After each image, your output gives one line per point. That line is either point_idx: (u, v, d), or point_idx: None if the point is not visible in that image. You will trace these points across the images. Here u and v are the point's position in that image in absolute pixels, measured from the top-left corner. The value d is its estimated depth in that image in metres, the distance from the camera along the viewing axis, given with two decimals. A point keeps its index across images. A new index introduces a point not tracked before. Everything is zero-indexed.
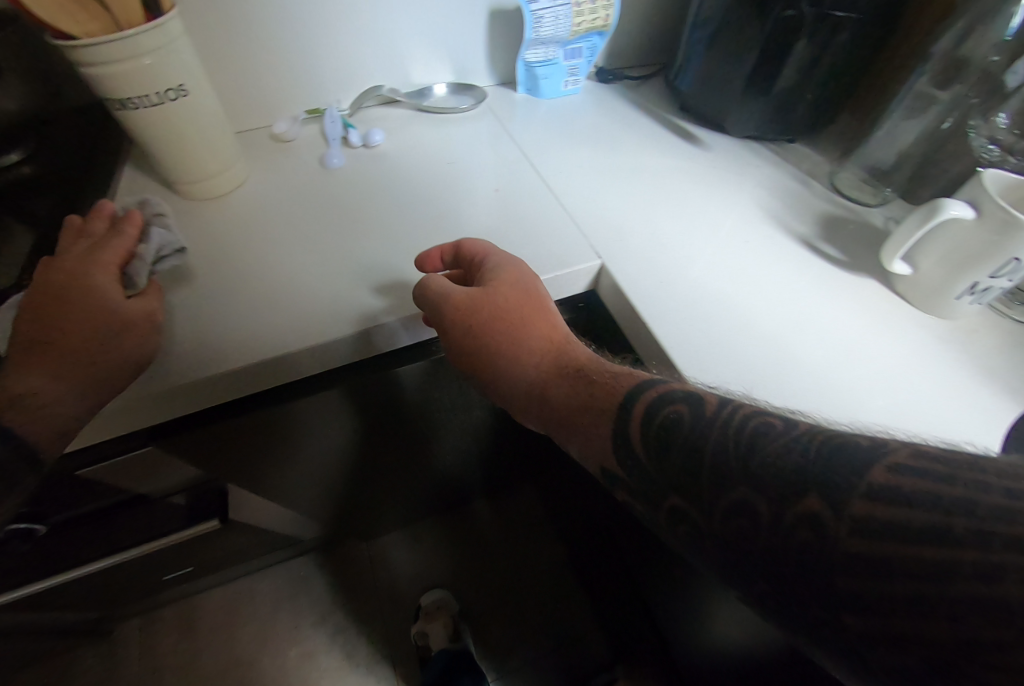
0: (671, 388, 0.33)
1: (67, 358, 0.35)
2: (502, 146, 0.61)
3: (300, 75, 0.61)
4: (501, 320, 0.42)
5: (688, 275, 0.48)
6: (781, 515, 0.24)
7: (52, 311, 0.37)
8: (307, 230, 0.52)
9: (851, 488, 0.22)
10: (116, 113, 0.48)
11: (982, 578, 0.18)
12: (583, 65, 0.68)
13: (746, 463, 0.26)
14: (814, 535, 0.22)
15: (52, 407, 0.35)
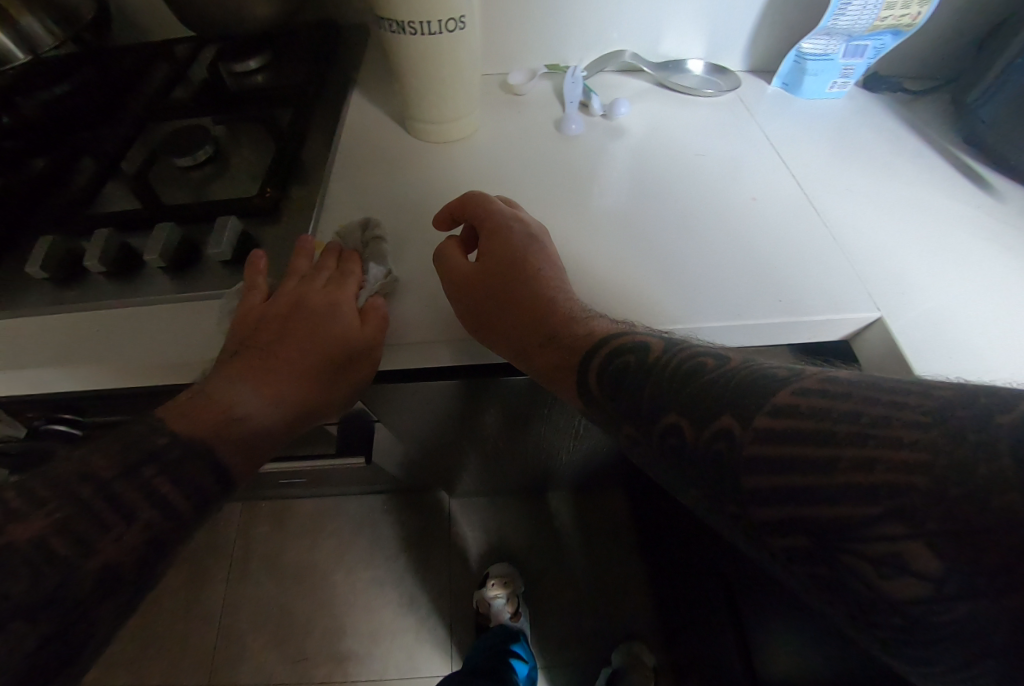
0: (627, 337, 0.34)
1: (280, 384, 0.37)
2: (757, 150, 0.53)
3: (551, 27, 0.57)
4: (492, 282, 0.39)
5: (876, 260, 0.44)
6: (703, 430, 0.27)
7: (280, 336, 0.38)
8: (542, 203, 0.48)
9: (756, 407, 0.26)
10: (385, 34, 0.45)
11: (865, 469, 0.22)
12: (860, 67, 0.58)
13: (688, 391, 0.29)
14: (728, 445, 0.26)
15: (249, 422, 0.37)
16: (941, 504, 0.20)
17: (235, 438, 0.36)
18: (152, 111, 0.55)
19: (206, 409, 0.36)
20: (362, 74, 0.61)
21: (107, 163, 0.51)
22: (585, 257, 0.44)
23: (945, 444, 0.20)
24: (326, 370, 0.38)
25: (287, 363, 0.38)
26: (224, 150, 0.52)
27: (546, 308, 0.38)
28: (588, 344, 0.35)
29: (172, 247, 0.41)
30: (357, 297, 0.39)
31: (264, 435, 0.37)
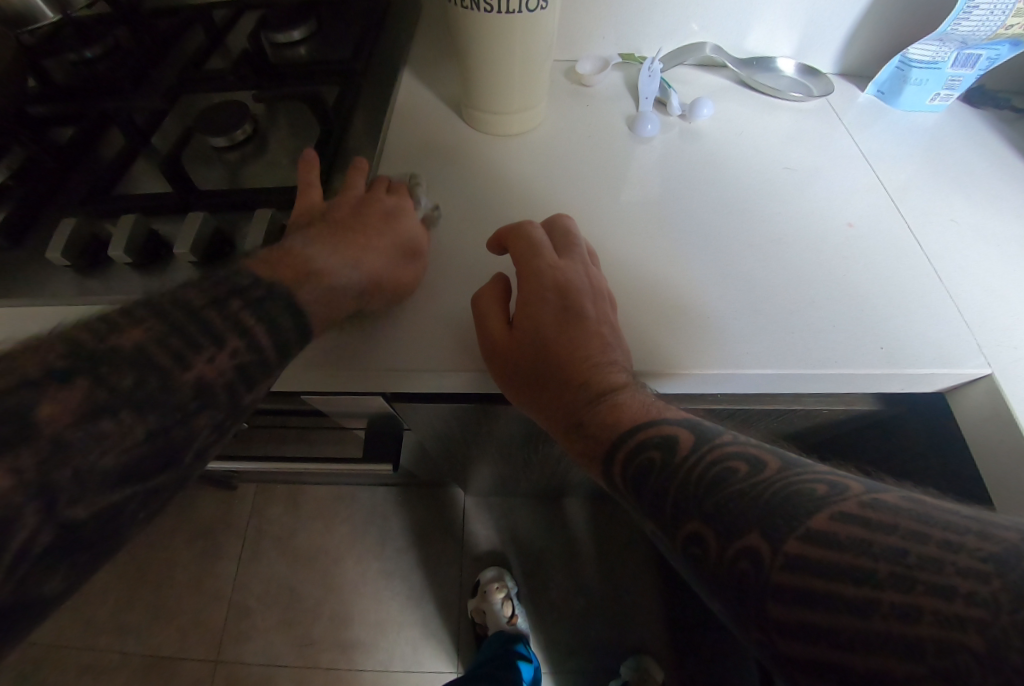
0: (656, 427, 0.28)
1: (359, 255, 0.36)
2: (851, 167, 0.47)
3: (628, 12, 0.52)
4: (524, 349, 0.33)
5: (988, 320, 0.38)
6: (723, 543, 0.22)
7: (350, 230, 0.37)
8: (611, 211, 0.43)
9: (787, 528, 0.21)
10: (450, 10, 0.40)
11: (909, 619, 0.18)
12: (969, 78, 0.51)
13: (710, 500, 0.24)
14: (752, 569, 0.21)
15: (327, 280, 0.34)
16: (999, 676, 0.16)
17: (317, 289, 0.33)
18: (186, 81, 0.51)
19: (285, 266, 0.33)
20: (414, 51, 0.56)
21: (137, 138, 0.47)
22: (621, 303, 0.38)
23: (1006, 603, 0.17)
24: (402, 259, 0.37)
25: (359, 249, 0.36)
26: (261, 130, 0.48)
27: (572, 379, 0.32)
28: (612, 432, 0.29)
29: (201, 238, 0.37)
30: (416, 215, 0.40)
31: (340, 294, 0.34)
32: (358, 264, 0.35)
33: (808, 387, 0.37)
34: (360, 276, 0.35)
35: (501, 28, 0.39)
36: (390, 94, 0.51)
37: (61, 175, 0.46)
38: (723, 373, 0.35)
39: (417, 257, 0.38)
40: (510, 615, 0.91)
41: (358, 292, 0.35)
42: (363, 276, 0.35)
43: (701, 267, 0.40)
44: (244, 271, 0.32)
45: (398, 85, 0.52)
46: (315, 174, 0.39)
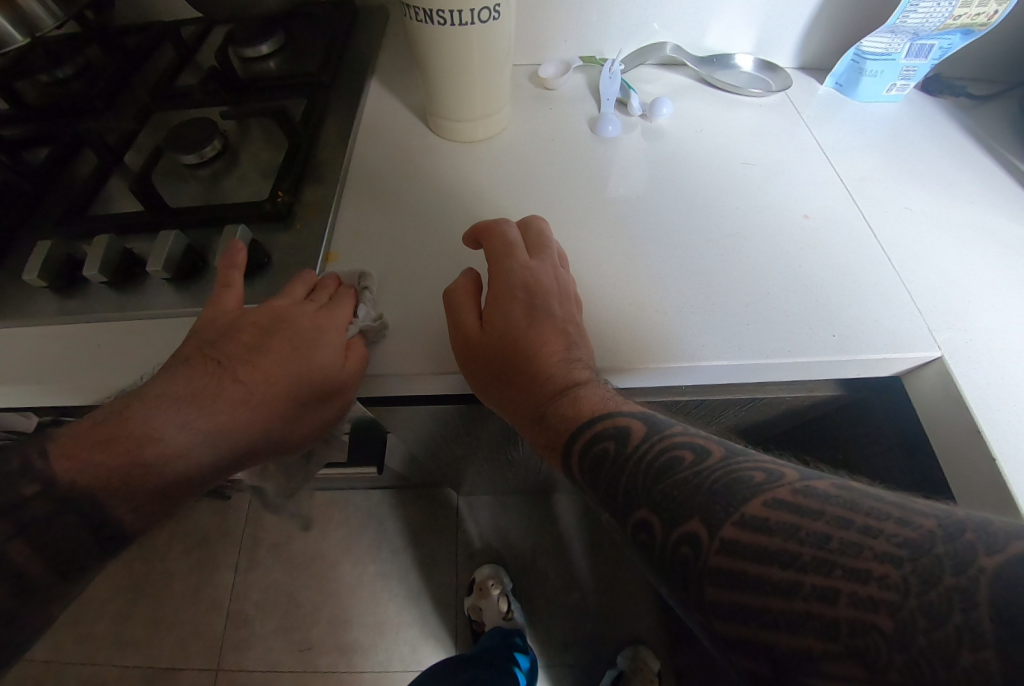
0: (612, 419, 0.29)
1: (216, 417, 0.32)
2: (811, 161, 0.49)
3: (588, 16, 0.53)
4: (493, 346, 0.33)
5: (940, 306, 0.39)
6: (667, 529, 0.24)
7: (235, 367, 0.33)
8: (575, 212, 0.44)
9: (724, 513, 0.22)
10: (408, 21, 0.41)
11: (827, 599, 0.19)
12: (923, 68, 0.52)
13: (657, 488, 0.25)
14: (692, 553, 0.22)
15: (164, 466, 0.31)
16: (905, 654, 0.17)
17: (150, 487, 0.31)
18: (156, 98, 0.52)
19: (124, 438, 0.30)
20: (381, 59, 0.57)
21: (109, 157, 0.48)
22: (586, 301, 0.39)
23: (915, 585, 0.18)
24: (296, 399, 0.34)
25: (243, 391, 0.32)
26: (232, 145, 0.48)
27: (537, 374, 0.33)
28: (572, 424, 0.30)
29: (176, 254, 0.38)
30: (344, 324, 0.35)
31: (190, 480, 0.32)
32: (215, 412, 0.32)
33: (766, 375, 0.38)
34: (218, 427, 0.32)
35: (457, 38, 0.40)
36: (358, 104, 0.51)
37: (35, 197, 0.47)
38: (684, 366, 0.36)
39: (303, 414, 0.35)
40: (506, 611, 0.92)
41: (211, 469, 0.32)
42: (220, 452, 0.32)
43: (663, 261, 0.41)
44: (55, 466, 0.29)
45: (366, 95, 0.53)
46: (239, 267, 0.36)
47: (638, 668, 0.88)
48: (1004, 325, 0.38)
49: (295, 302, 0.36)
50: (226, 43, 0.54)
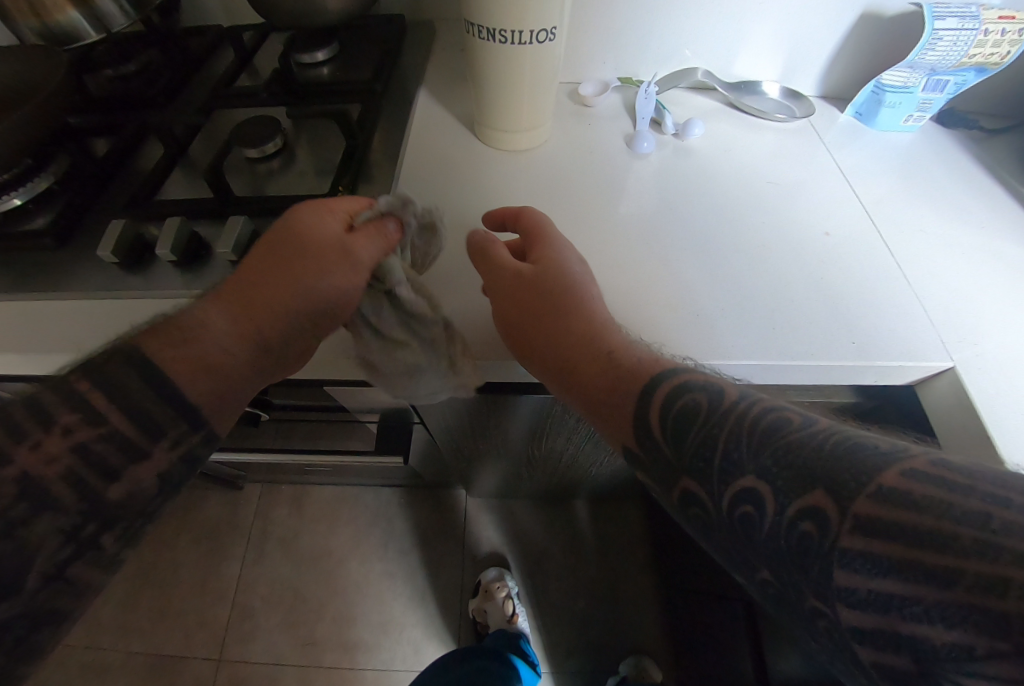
0: (699, 381, 0.32)
1: (240, 298, 0.34)
2: (831, 182, 0.52)
3: (626, 41, 0.58)
4: (547, 300, 0.37)
5: (951, 317, 0.42)
6: (785, 502, 0.25)
7: (260, 253, 0.35)
8: (614, 220, 0.47)
9: (856, 486, 0.23)
10: (469, 37, 0.44)
11: (994, 592, 0.19)
12: (939, 101, 0.56)
13: (768, 452, 0.26)
14: (816, 528, 0.23)
15: (196, 336, 0.33)
16: None
17: (193, 361, 0.32)
18: (221, 97, 0.56)
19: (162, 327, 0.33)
20: (430, 70, 0.61)
21: (176, 149, 0.51)
22: (631, 296, 0.42)
23: None
24: (295, 272, 0.34)
25: (257, 272, 0.35)
26: (292, 144, 0.52)
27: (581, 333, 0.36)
28: (650, 389, 0.33)
29: (242, 240, 0.41)
30: (340, 216, 0.37)
31: (220, 355, 0.33)
32: (236, 293, 0.34)
33: (792, 378, 0.40)
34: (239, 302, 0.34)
35: (517, 55, 0.43)
36: (410, 112, 0.55)
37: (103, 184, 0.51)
38: (715, 365, 0.39)
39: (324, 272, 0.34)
40: (511, 615, 0.93)
41: (235, 341, 0.34)
42: (241, 322, 0.34)
43: (690, 268, 0.44)
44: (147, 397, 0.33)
45: (416, 103, 0.57)
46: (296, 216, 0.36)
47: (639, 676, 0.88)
48: (1011, 341, 0.41)
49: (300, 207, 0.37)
50: (286, 49, 0.58)
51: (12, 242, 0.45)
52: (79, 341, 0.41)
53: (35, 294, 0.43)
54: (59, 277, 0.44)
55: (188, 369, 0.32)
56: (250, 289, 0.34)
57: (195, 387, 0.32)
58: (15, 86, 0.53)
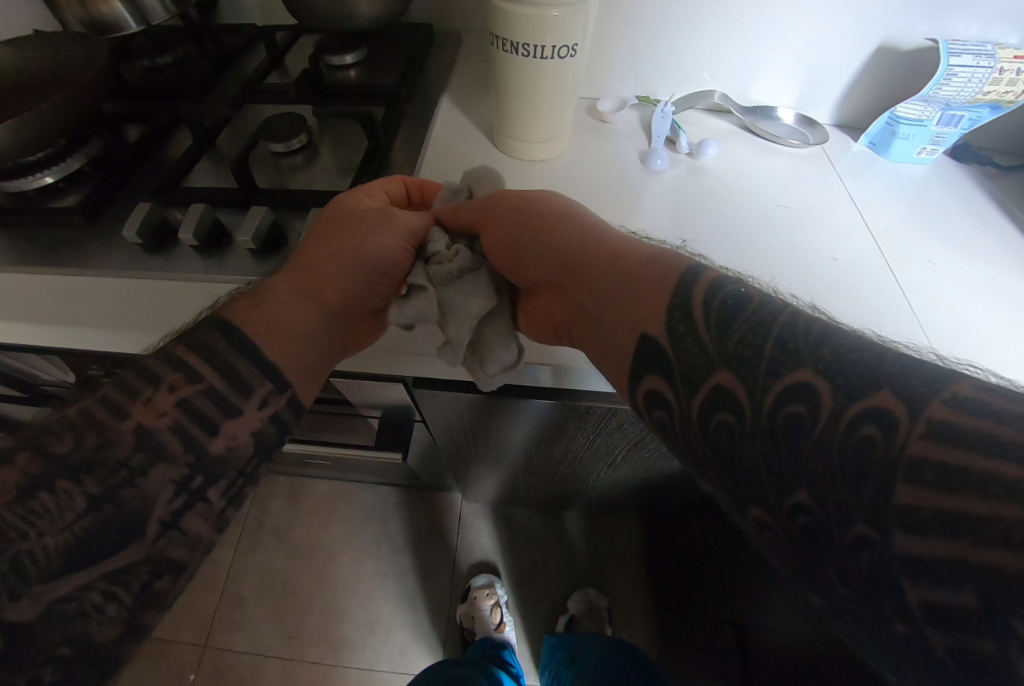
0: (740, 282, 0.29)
1: (309, 270, 0.39)
2: (841, 209, 0.52)
3: (647, 60, 0.60)
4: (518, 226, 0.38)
5: (947, 327, 0.44)
6: (844, 403, 0.22)
7: (332, 239, 0.39)
8: (626, 233, 0.48)
9: (931, 392, 0.21)
10: (495, 49, 0.46)
11: None
12: (953, 135, 0.57)
13: (823, 349, 0.24)
14: (880, 434, 0.21)
15: (276, 306, 0.37)
16: None
17: (269, 325, 0.36)
18: (251, 93, 0.57)
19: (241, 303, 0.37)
20: (454, 78, 0.62)
21: (205, 140, 0.53)
22: None
23: None
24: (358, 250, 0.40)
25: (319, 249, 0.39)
26: (316, 140, 0.53)
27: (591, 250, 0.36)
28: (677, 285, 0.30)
29: (264, 230, 0.42)
30: (410, 229, 0.41)
31: (295, 323, 0.37)
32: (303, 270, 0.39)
33: None
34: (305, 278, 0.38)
35: (540, 69, 0.44)
36: (432, 118, 0.57)
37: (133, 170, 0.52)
38: None
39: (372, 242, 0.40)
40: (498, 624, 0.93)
41: (304, 308, 0.38)
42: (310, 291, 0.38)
43: None
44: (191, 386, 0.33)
45: (439, 109, 0.58)
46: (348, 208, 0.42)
47: (588, 611, 0.96)
48: (1016, 373, 0.41)
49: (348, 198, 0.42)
50: (317, 50, 0.60)
51: (47, 219, 0.48)
52: (101, 319, 0.42)
53: (65, 268, 0.45)
54: (85, 257, 0.46)
55: (277, 343, 0.36)
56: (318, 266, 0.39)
57: (282, 355, 0.36)
58: (58, 71, 0.56)
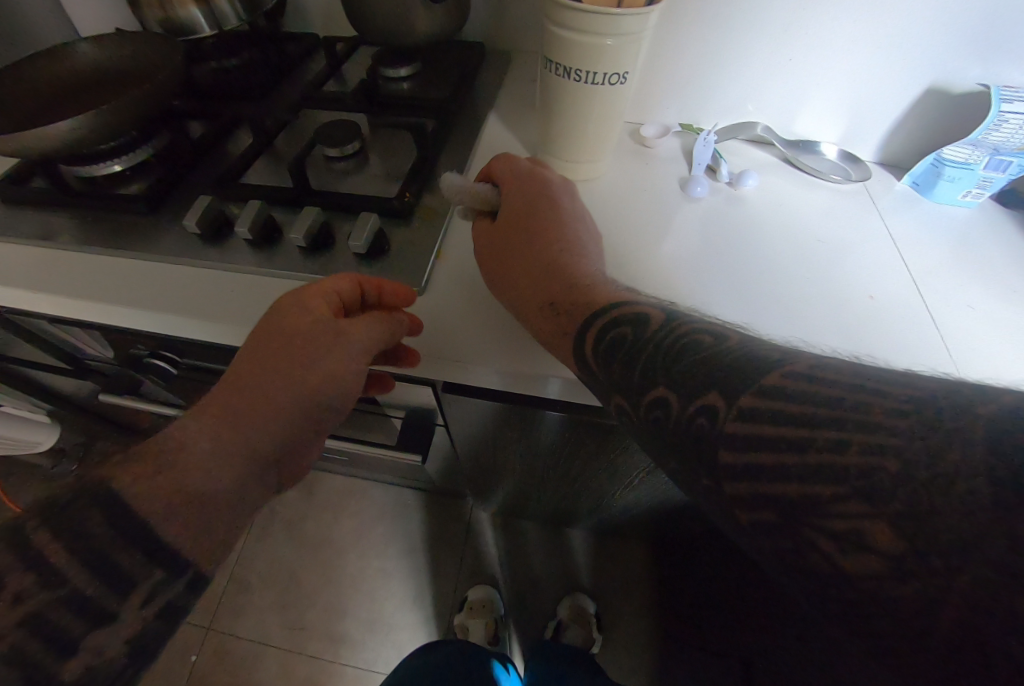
0: (631, 308, 0.35)
1: (231, 417, 0.35)
2: (880, 247, 0.52)
3: (692, 90, 0.61)
4: (499, 250, 0.42)
5: (953, 344, 0.44)
6: (683, 403, 0.29)
7: (262, 373, 0.36)
8: (663, 256, 0.49)
9: (743, 387, 0.28)
10: (548, 72, 0.47)
11: None
12: (999, 180, 0.55)
13: (676, 369, 0.31)
14: (707, 421, 0.28)
15: (180, 466, 0.34)
16: None
17: (176, 491, 0.33)
18: (310, 99, 0.60)
19: (153, 453, 0.34)
20: (503, 96, 0.64)
21: (264, 140, 0.56)
22: None
23: None
24: (281, 395, 0.36)
25: (247, 388, 0.36)
26: (367, 146, 0.56)
27: (549, 269, 0.39)
28: (586, 317, 0.36)
29: (313, 229, 0.44)
30: (364, 351, 0.37)
31: (199, 495, 0.34)
32: (226, 413, 0.35)
33: None
34: (220, 428, 0.35)
35: (591, 93, 0.46)
36: (479, 133, 0.59)
37: (193, 163, 0.56)
38: None
39: (309, 366, 0.36)
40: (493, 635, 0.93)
41: (212, 470, 0.34)
42: (221, 448, 0.35)
43: (732, 315, 0.45)
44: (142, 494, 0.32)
45: (487, 125, 0.60)
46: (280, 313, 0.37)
47: (577, 615, 0.96)
48: None
49: (291, 296, 0.37)
50: (375, 63, 0.63)
51: (111, 205, 0.51)
52: (155, 300, 0.45)
53: (127, 251, 0.48)
54: (145, 242, 0.49)
55: (174, 499, 0.33)
56: (243, 410, 0.35)
57: (186, 521, 0.33)
58: (134, 69, 0.60)
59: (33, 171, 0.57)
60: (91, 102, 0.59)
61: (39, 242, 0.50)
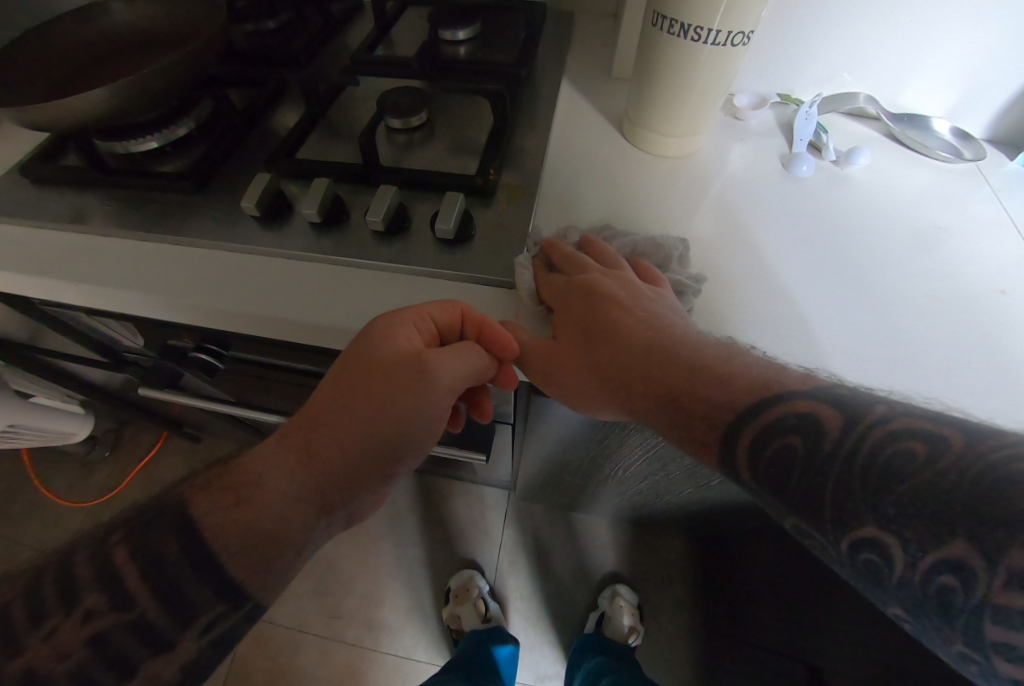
0: (790, 407, 0.29)
1: (315, 454, 0.34)
2: (1003, 234, 0.47)
3: (789, 55, 0.55)
4: (584, 346, 0.37)
5: None
6: (846, 537, 0.26)
7: (353, 403, 0.34)
8: (768, 243, 0.44)
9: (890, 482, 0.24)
10: (654, 31, 0.42)
11: None
12: None
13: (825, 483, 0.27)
14: (879, 558, 0.24)
15: (255, 499, 0.32)
16: None
17: (244, 530, 0.31)
18: (361, 63, 0.55)
19: (227, 481, 0.33)
20: (572, 63, 0.58)
21: (316, 111, 0.51)
22: (794, 329, 0.38)
23: None
24: (373, 424, 0.34)
25: (339, 420, 0.34)
26: (432, 117, 0.50)
27: (652, 359, 0.35)
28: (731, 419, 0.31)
29: (391, 210, 0.40)
30: (450, 381, 0.37)
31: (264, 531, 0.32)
32: (313, 447, 0.34)
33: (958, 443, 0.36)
34: (305, 467, 0.33)
35: (705, 56, 0.40)
36: (552, 103, 0.53)
37: (240, 137, 0.50)
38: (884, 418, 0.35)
39: (398, 402, 0.35)
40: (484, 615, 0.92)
41: (290, 499, 0.33)
42: (300, 485, 0.33)
43: (854, 316, 0.39)
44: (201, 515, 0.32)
45: (559, 94, 0.54)
46: (369, 341, 0.35)
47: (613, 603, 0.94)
48: None
49: (378, 319, 0.35)
50: (432, 23, 0.56)
51: (152, 183, 0.46)
52: (212, 290, 0.41)
53: (174, 233, 0.44)
54: (195, 224, 0.44)
55: (237, 535, 0.31)
56: (337, 445, 0.34)
57: (244, 561, 0.31)
58: (171, 32, 0.54)
59: (64, 147, 0.52)
60: (122, 69, 0.54)
61: (76, 224, 0.46)
